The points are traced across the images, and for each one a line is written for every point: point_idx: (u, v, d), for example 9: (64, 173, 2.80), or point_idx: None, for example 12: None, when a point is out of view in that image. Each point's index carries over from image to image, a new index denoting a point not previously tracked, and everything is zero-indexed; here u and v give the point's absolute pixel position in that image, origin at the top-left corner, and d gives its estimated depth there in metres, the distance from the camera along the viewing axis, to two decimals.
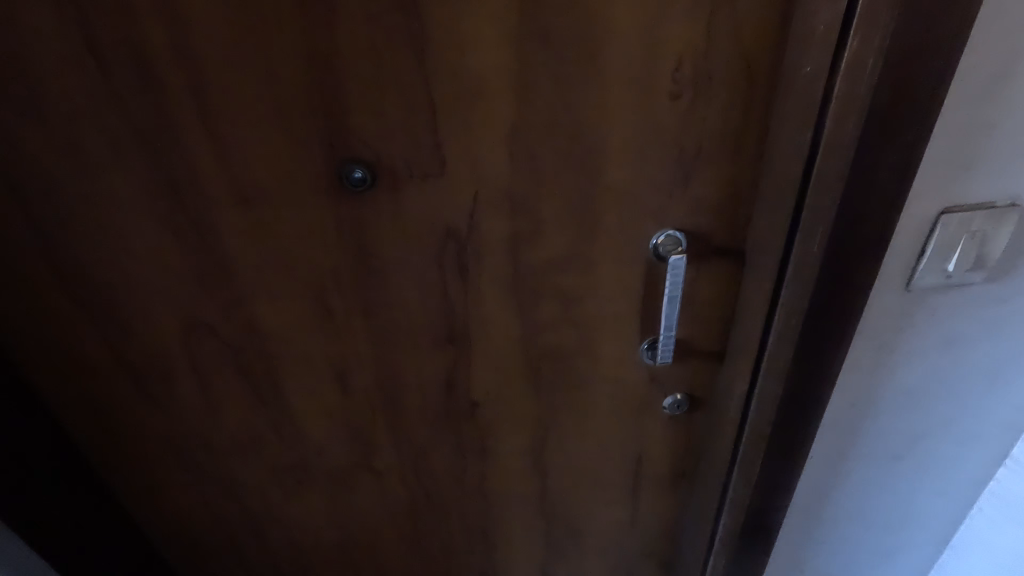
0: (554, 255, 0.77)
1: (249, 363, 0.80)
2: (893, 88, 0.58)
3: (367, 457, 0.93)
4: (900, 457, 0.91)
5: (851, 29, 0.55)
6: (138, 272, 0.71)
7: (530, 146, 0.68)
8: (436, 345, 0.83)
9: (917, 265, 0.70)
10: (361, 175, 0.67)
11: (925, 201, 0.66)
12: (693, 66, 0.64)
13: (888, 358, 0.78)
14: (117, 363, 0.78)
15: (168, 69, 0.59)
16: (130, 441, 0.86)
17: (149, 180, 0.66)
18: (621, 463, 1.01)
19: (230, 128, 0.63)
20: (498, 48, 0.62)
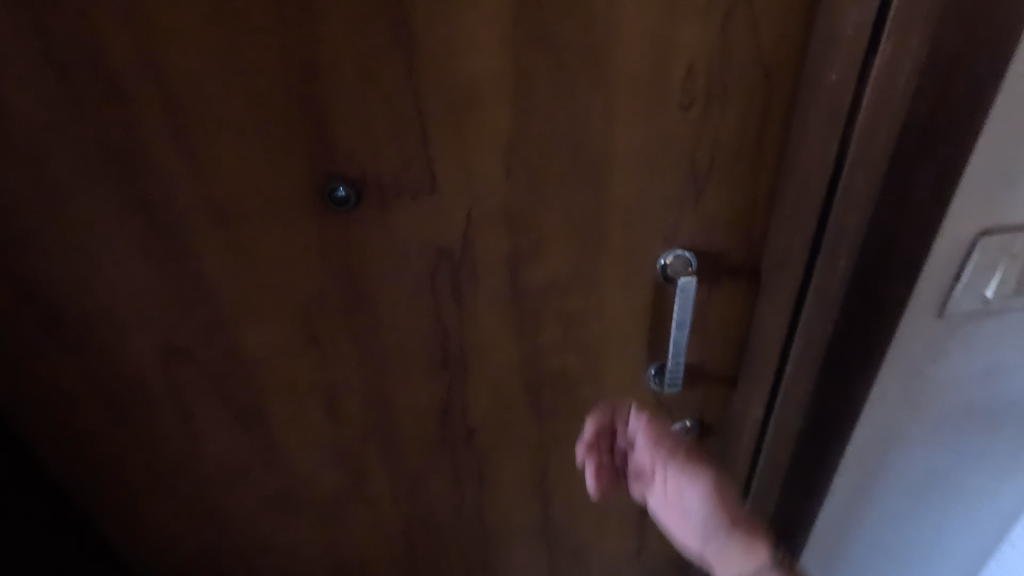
0: (555, 275, 0.71)
1: (230, 388, 0.76)
2: (931, 99, 0.53)
3: (357, 486, 0.88)
4: (927, 492, 0.84)
5: (884, 32, 0.51)
6: (110, 294, 0.67)
7: (528, 160, 0.62)
8: (429, 370, 0.78)
9: (952, 290, 0.64)
10: (344, 193, 0.62)
11: (963, 221, 0.59)
12: (706, 73, 0.58)
13: (917, 388, 0.72)
14: (90, 388, 0.73)
15: (135, 79, 0.55)
16: (108, 470, 0.81)
17: (118, 198, 0.61)
18: (627, 491, 0.95)
19: (203, 142, 0.58)
20: (492, 55, 0.56)
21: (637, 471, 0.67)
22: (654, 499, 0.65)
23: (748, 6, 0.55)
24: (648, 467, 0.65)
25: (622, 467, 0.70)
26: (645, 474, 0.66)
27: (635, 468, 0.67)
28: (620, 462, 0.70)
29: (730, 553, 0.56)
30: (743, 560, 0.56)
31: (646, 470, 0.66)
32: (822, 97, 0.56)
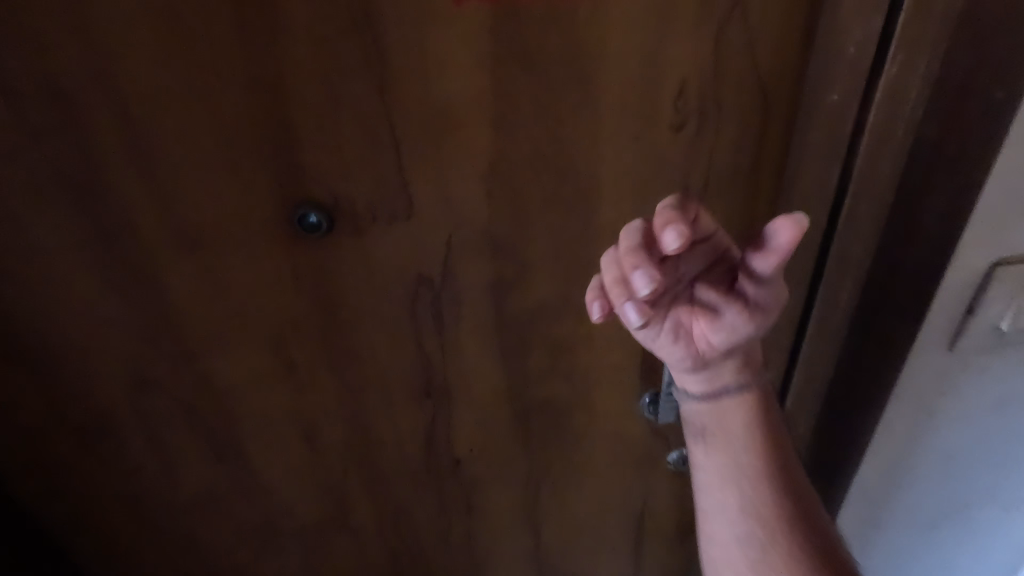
0: (542, 303, 0.68)
1: (204, 419, 0.73)
2: (941, 121, 0.49)
3: (341, 515, 0.85)
4: (937, 525, 0.80)
5: (889, 51, 0.47)
6: (74, 325, 0.64)
7: (510, 185, 0.59)
8: (412, 400, 0.74)
9: (965, 322, 0.60)
10: (316, 220, 0.59)
11: (977, 251, 0.55)
12: (698, 93, 0.54)
13: (926, 422, 0.68)
14: (58, 420, 0.71)
15: (91, 106, 0.52)
16: (81, 500, 0.79)
17: (79, 228, 0.58)
18: (622, 519, 0.92)
19: (163, 168, 0.55)
20: (468, 76, 0.52)
21: (681, 275, 0.48)
22: (695, 313, 0.48)
23: (743, 21, 0.51)
24: (700, 254, 0.48)
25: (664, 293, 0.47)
26: (682, 273, 0.48)
27: (672, 268, 0.47)
28: (665, 268, 0.46)
29: (726, 413, 0.51)
30: (739, 431, 0.51)
31: (683, 272, 0.48)
32: (821, 120, 0.52)
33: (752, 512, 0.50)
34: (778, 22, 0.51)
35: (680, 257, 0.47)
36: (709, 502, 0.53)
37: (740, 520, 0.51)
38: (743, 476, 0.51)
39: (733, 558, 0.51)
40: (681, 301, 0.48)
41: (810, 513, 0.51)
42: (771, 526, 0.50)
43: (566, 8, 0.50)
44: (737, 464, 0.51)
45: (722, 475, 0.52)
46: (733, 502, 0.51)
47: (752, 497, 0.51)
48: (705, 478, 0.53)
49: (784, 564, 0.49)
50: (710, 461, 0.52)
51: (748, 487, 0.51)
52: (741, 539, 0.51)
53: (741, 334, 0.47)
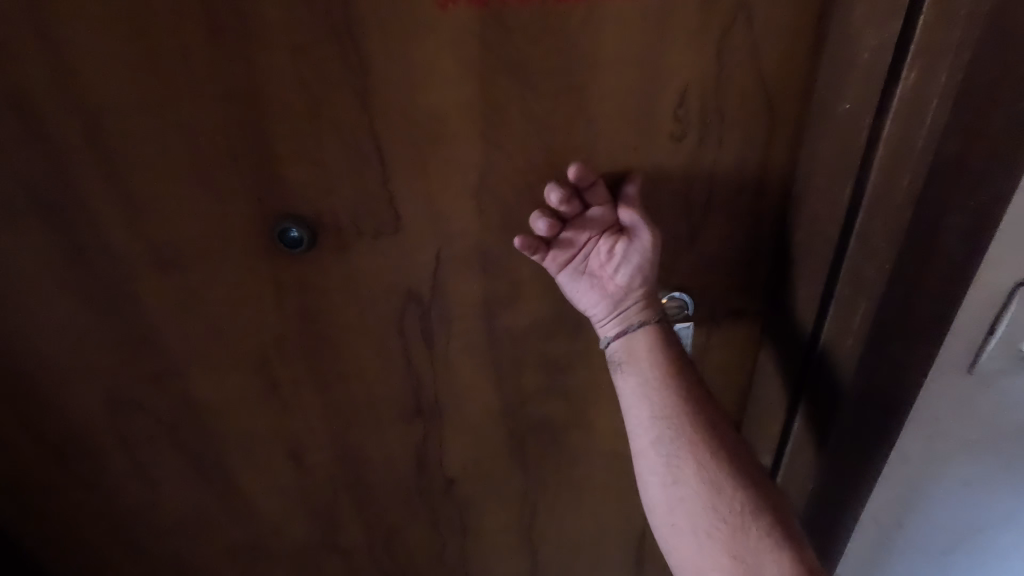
0: (536, 320, 0.65)
1: (186, 438, 0.70)
2: (964, 135, 0.45)
3: (330, 535, 0.83)
4: (953, 551, 0.76)
5: (907, 57, 0.45)
6: (48, 342, 0.62)
7: (502, 199, 0.56)
8: (402, 419, 0.71)
9: (985, 344, 0.56)
10: (297, 235, 0.55)
11: (1002, 268, 0.52)
12: (699, 101, 0.51)
13: (941, 446, 0.65)
14: (35, 438, 0.68)
15: (59, 117, 0.49)
16: (61, 520, 0.77)
17: (49, 244, 0.55)
18: (621, 539, 0.89)
19: (135, 181, 0.52)
20: (457, 85, 0.49)
21: (587, 226, 0.55)
22: (602, 256, 0.56)
23: (747, 26, 0.48)
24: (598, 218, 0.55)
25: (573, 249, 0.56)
26: (589, 229, 0.55)
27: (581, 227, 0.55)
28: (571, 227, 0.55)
29: (635, 341, 0.57)
30: (646, 354, 0.57)
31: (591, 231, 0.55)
32: (835, 129, 0.50)
33: (664, 424, 0.57)
34: (784, 28, 0.48)
35: (588, 213, 0.55)
36: (632, 423, 0.58)
37: (654, 428, 0.57)
38: (655, 394, 0.57)
39: (653, 466, 0.58)
40: (588, 254, 0.56)
41: (714, 426, 0.57)
42: (682, 434, 0.56)
43: (559, 14, 0.47)
44: (649, 384, 0.57)
45: (638, 396, 0.57)
46: (648, 417, 0.57)
47: (663, 410, 0.57)
48: (627, 404, 0.58)
49: (694, 464, 0.56)
50: (629, 386, 0.58)
51: (659, 403, 0.57)
52: (657, 447, 0.57)
53: (639, 276, 0.55)
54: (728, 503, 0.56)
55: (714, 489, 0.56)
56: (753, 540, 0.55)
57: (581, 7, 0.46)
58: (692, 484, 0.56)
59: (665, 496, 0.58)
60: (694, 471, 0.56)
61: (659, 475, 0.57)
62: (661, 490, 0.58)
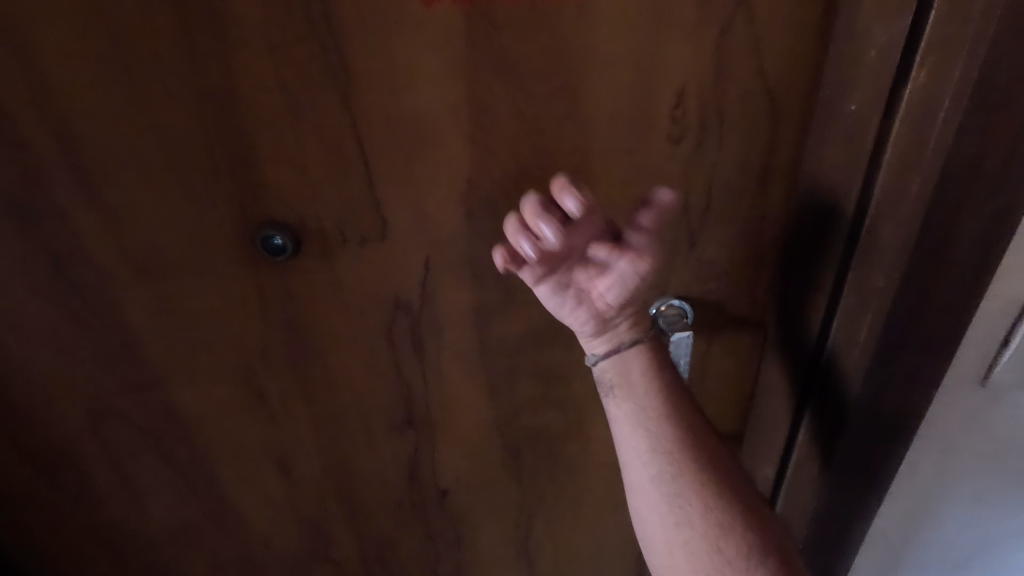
0: (530, 329, 0.63)
1: (171, 450, 0.68)
2: (980, 138, 0.40)
3: (322, 547, 0.81)
4: (964, 567, 0.74)
5: (918, 54, 0.42)
6: (27, 352, 0.60)
7: (492, 204, 0.54)
8: (393, 429, 0.69)
9: (1000, 356, 0.54)
10: (280, 242, 0.53)
11: (1016, 280, 0.49)
12: (698, 102, 0.49)
13: (954, 462, 0.63)
14: (18, 450, 0.67)
15: (29, 121, 0.47)
16: (47, 532, 0.75)
17: (25, 252, 0.54)
18: (621, 551, 0.86)
19: (113, 188, 0.51)
20: (443, 85, 0.47)
21: (575, 241, 0.47)
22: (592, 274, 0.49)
23: (748, 22, 0.46)
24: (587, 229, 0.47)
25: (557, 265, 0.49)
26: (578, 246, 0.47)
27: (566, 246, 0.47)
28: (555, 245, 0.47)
29: (628, 364, 0.53)
30: (641, 378, 0.53)
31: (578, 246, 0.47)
32: (841, 130, 0.48)
33: (663, 456, 0.52)
34: (786, 24, 0.46)
35: (576, 226, 0.46)
36: (626, 452, 0.54)
37: (651, 460, 0.53)
38: (651, 422, 0.53)
39: (651, 502, 0.53)
40: (575, 269, 0.49)
41: (715, 453, 0.54)
42: (681, 467, 0.52)
43: (550, 11, 0.44)
44: (643, 412, 0.53)
45: (632, 425, 0.53)
46: (644, 449, 0.53)
47: (660, 440, 0.52)
48: (619, 431, 0.54)
49: (696, 498, 0.52)
50: (623, 413, 0.53)
51: (656, 432, 0.53)
52: (655, 481, 0.53)
53: (634, 297, 0.50)
54: (733, 541, 0.51)
55: (718, 528, 0.51)
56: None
57: (574, 3, 0.44)
58: (693, 521, 0.52)
59: (665, 536, 0.53)
60: (697, 507, 0.52)
61: (657, 513, 0.53)
62: (661, 529, 0.53)
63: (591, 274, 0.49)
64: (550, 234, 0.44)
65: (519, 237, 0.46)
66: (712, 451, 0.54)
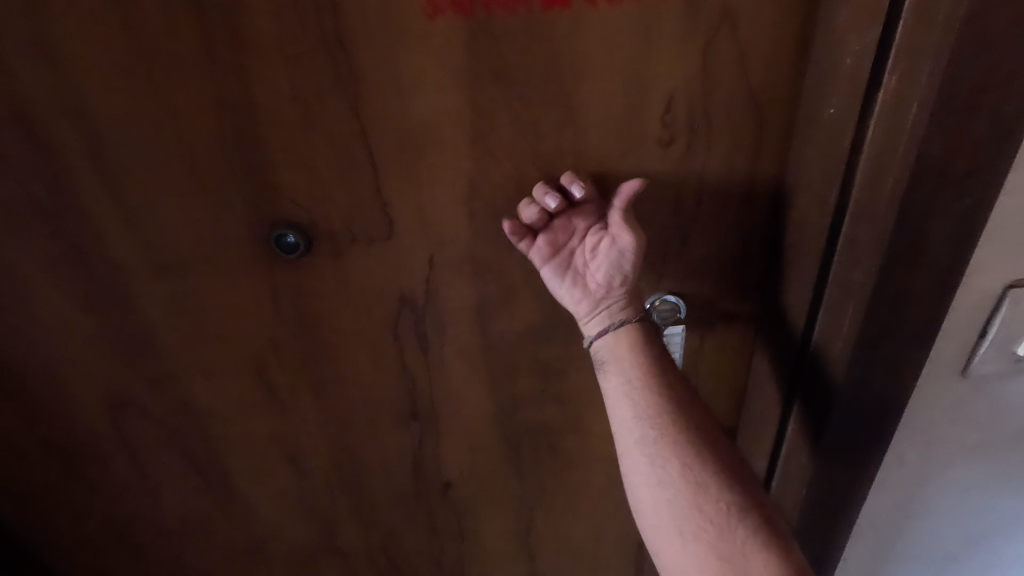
0: (530, 325, 0.65)
1: (185, 442, 0.71)
2: (946, 141, 0.44)
3: (329, 538, 0.84)
4: (954, 558, 0.76)
5: (888, 62, 0.45)
6: (50, 346, 0.63)
7: (493, 205, 0.57)
8: (398, 423, 0.72)
9: (978, 348, 0.57)
10: (293, 241, 0.57)
11: (990, 273, 0.52)
12: (686, 107, 0.52)
13: (939, 453, 0.65)
14: (39, 442, 0.70)
15: (60, 127, 0.50)
16: (66, 523, 0.78)
17: (53, 251, 0.57)
18: (619, 543, 0.89)
19: (135, 188, 0.54)
20: (446, 92, 0.50)
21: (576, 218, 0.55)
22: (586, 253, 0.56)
23: (732, 32, 0.49)
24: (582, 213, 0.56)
25: (558, 242, 0.56)
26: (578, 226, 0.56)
27: (564, 223, 0.56)
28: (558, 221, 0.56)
29: (617, 340, 0.56)
30: (628, 351, 0.56)
31: (578, 225, 0.56)
32: (822, 133, 0.51)
33: (646, 421, 0.56)
34: (768, 33, 0.49)
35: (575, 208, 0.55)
36: (615, 421, 0.58)
37: (637, 426, 0.56)
38: (638, 392, 0.56)
39: (637, 465, 0.56)
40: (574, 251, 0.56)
41: (697, 417, 0.57)
42: (664, 432, 0.56)
43: (546, 22, 0.47)
44: (630, 382, 0.56)
45: (620, 394, 0.57)
46: (630, 416, 0.56)
47: (644, 407, 0.56)
48: (609, 401, 0.58)
49: (677, 460, 0.55)
50: (611, 383, 0.57)
51: (642, 402, 0.56)
52: (640, 447, 0.56)
53: (623, 276, 0.55)
54: (714, 500, 0.54)
55: (698, 487, 0.55)
56: (741, 541, 0.53)
57: (568, 16, 0.47)
58: (676, 483, 0.55)
59: (649, 498, 0.56)
60: (678, 467, 0.55)
61: (642, 476, 0.56)
62: (647, 492, 0.56)
63: (587, 254, 0.56)
64: (553, 204, 0.53)
65: (528, 210, 0.54)
66: (697, 424, 0.57)
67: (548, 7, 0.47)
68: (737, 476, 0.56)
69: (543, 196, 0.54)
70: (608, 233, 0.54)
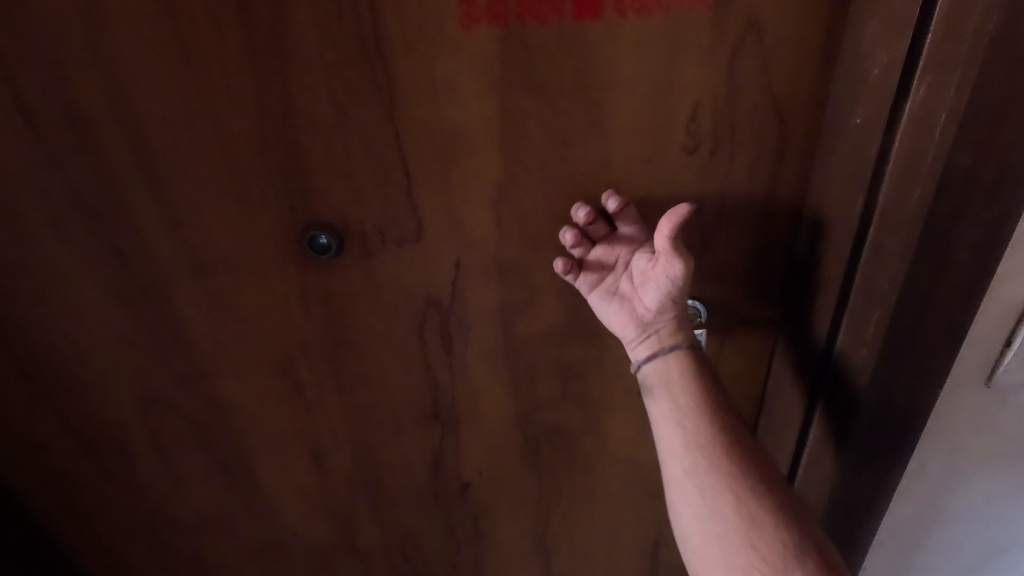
0: (551, 327, 0.66)
1: (210, 437, 0.73)
2: (975, 149, 0.46)
3: (349, 536, 0.85)
4: (977, 569, 0.76)
5: (917, 73, 0.46)
6: (87, 342, 0.65)
7: (519, 208, 0.58)
8: (420, 423, 0.73)
9: (1002, 358, 0.58)
10: (325, 242, 0.58)
11: (1015, 284, 0.54)
12: (711, 116, 0.53)
13: (963, 463, 0.65)
14: (71, 436, 0.72)
15: (106, 128, 0.53)
16: (93, 515, 0.80)
17: (94, 249, 0.59)
18: (636, 548, 0.89)
19: (175, 187, 0.56)
20: (477, 98, 0.52)
21: (626, 245, 0.58)
22: (637, 280, 0.58)
23: (757, 42, 0.50)
24: (626, 241, 0.58)
25: (604, 268, 0.59)
26: (620, 251, 0.58)
27: (611, 246, 0.59)
28: (604, 244, 0.59)
29: (668, 365, 0.58)
30: (678, 378, 0.58)
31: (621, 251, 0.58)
32: (845, 143, 0.52)
33: (696, 450, 0.57)
34: (793, 45, 0.50)
35: (618, 232, 0.58)
36: (663, 448, 0.59)
37: (686, 454, 0.57)
38: (687, 418, 0.57)
39: (685, 493, 0.57)
40: (618, 276, 0.59)
41: (754, 448, 0.57)
42: (712, 459, 0.56)
43: (577, 33, 0.49)
44: (680, 408, 0.58)
45: (668, 422, 0.58)
46: (679, 443, 0.57)
47: (696, 436, 0.57)
48: (658, 427, 0.59)
49: (729, 492, 0.55)
50: (660, 408, 0.59)
51: (692, 428, 0.57)
52: (690, 473, 0.57)
53: (673, 299, 0.56)
54: (767, 534, 0.54)
55: (750, 521, 0.54)
56: None
57: (596, 28, 0.49)
58: (726, 514, 0.55)
59: (699, 530, 0.56)
60: (729, 501, 0.55)
61: (691, 505, 0.57)
62: (696, 521, 0.56)
63: (632, 278, 0.58)
64: (585, 218, 0.56)
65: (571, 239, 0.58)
66: (746, 452, 0.57)
67: (578, 19, 0.48)
68: (792, 507, 0.56)
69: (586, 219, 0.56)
70: (658, 262, 0.55)
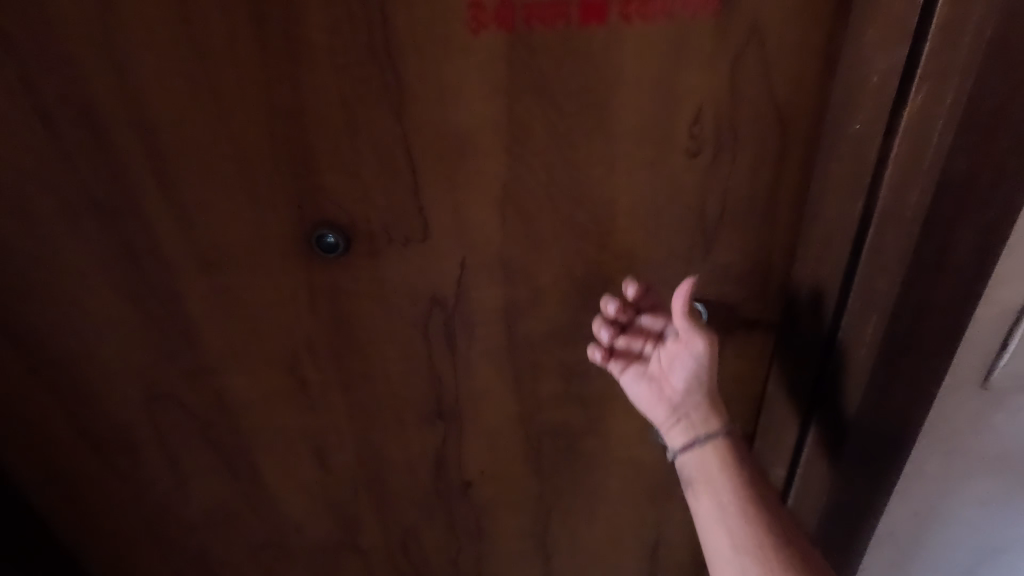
0: (554, 326, 0.67)
1: (215, 434, 0.74)
2: (971, 155, 0.46)
3: (350, 533, 0.85)
4: (974, 572, 0.77)
5: (914, 80, 0.47)
6: (96, 339, 0.66)
7: (523, 209, 0.59)
8: (423, 421, 0.74)
9: (998, 360, 0.58)
10: (333, 241, 0.59)
11: (1011, 287, 0.54)
12: (714, 121, 0.54)
13: (959, 465, 0.66)
14: (78, 431, 0.73)
15: (121, 127, 0.53)
16: (97, 510, 0.81)
17: (105, 246, 0.60)
18: (636, 548, 0.90)
19: (187, 187, 0.57)
20: (484, 101, 0.53)
21: (650, 330, 0.63)
22: (666, 366, 0.62)
23: (760, 48, 0.51)
24: (650, 327, 0.63)
25: (632, 352, 0.64)
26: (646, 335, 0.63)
27: (636, 331, 0.63)
28: (630, 329, 0.64)
29: (706, 457, 0.60)
30: (719, 472, 0.59)
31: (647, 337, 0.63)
32: (846, 148, 0.53)
33: (745, 553, 0.56)
34: (795, 51, 0.51)
35: (641, 319, 0.63)
36: (711, 549, 0.58)
37: (735, 557, 0.56)
38: (733, 517, 0.57)
39: None
40: (647, 359, 0.63)
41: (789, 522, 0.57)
42: (764, 564, 0.55)
43: (584, 37, 0.50)
44: (723, 505, 0.58)
45: (713, 519, 0.58)
46: (727, 545, 0.57)
47: (743, 536, 0.56)
48: (704, 527, 0.59)
49: None
50: (705, 506, 0.59)
51: (738, 528, 0.57)
52: None
53: (703, 382, 0.60)
54: None
55: None
56: None
57: (602, 32, 0.50)
58: None
59: None
60: None
61: None
62: None
63: (661, 363, 0.62)
64: (611, 310, 0.61)
65: (601, 332, 0.63)
66: (800, 558, 0.55)
67: (585, 23, 0.49)
68: None
69: (610, 308, 0.61)
70: (681, 343, 0.59)
